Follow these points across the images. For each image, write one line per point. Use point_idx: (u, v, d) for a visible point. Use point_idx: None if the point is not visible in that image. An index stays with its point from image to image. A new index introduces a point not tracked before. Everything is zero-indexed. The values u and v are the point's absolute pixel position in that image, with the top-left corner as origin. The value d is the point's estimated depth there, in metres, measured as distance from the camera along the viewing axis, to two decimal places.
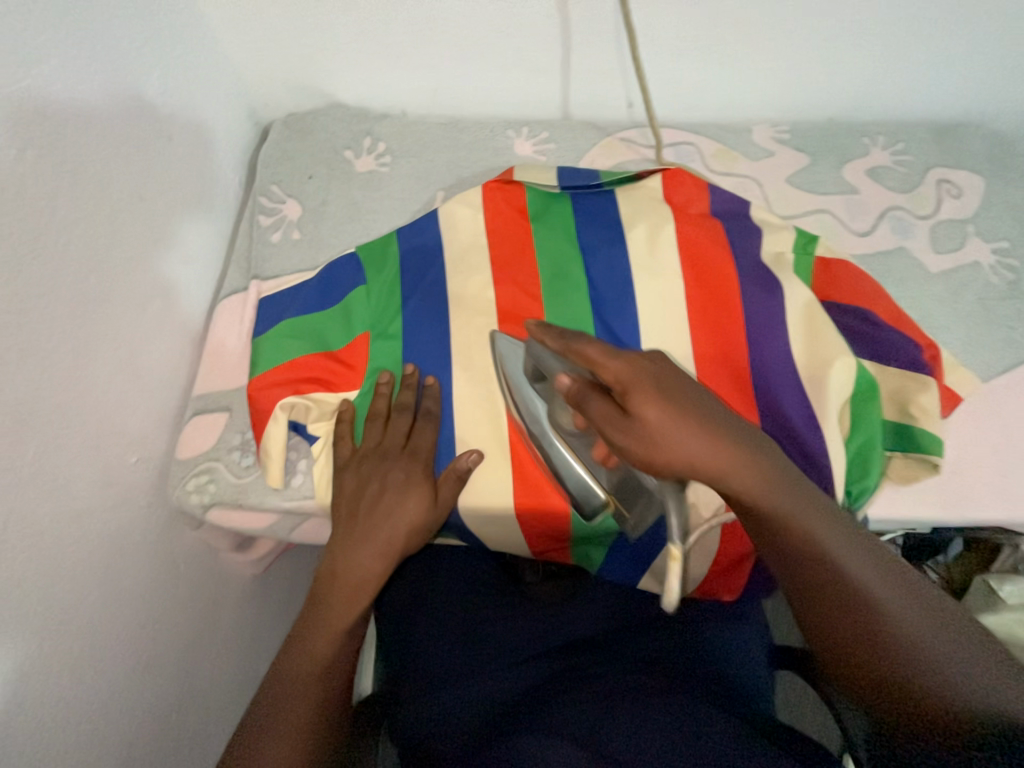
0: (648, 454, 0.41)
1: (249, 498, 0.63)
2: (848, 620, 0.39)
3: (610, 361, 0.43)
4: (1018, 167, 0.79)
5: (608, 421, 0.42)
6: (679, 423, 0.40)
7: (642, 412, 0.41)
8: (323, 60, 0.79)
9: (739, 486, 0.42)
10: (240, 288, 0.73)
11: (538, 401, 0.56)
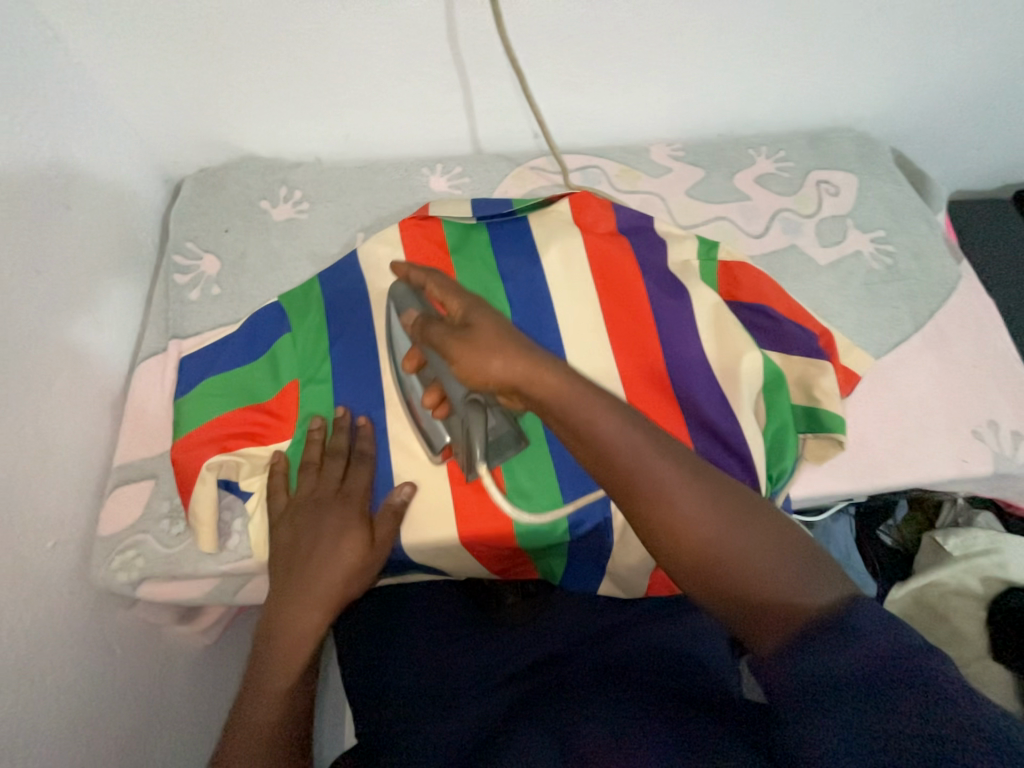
0: (461, 362, 0.44)
1: (183, 567, 0.61)
2: (695, 550, 0.42)
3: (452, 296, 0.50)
4: (884, 163, 0.88)
5: (434, 338, 0.47)
6: (495, 333, 0.44)
7: (475, 325, 0.45)
8: (230, 115, 0.80)
9: (576, 418, 0.42)
10: (159, 349, 0.71)
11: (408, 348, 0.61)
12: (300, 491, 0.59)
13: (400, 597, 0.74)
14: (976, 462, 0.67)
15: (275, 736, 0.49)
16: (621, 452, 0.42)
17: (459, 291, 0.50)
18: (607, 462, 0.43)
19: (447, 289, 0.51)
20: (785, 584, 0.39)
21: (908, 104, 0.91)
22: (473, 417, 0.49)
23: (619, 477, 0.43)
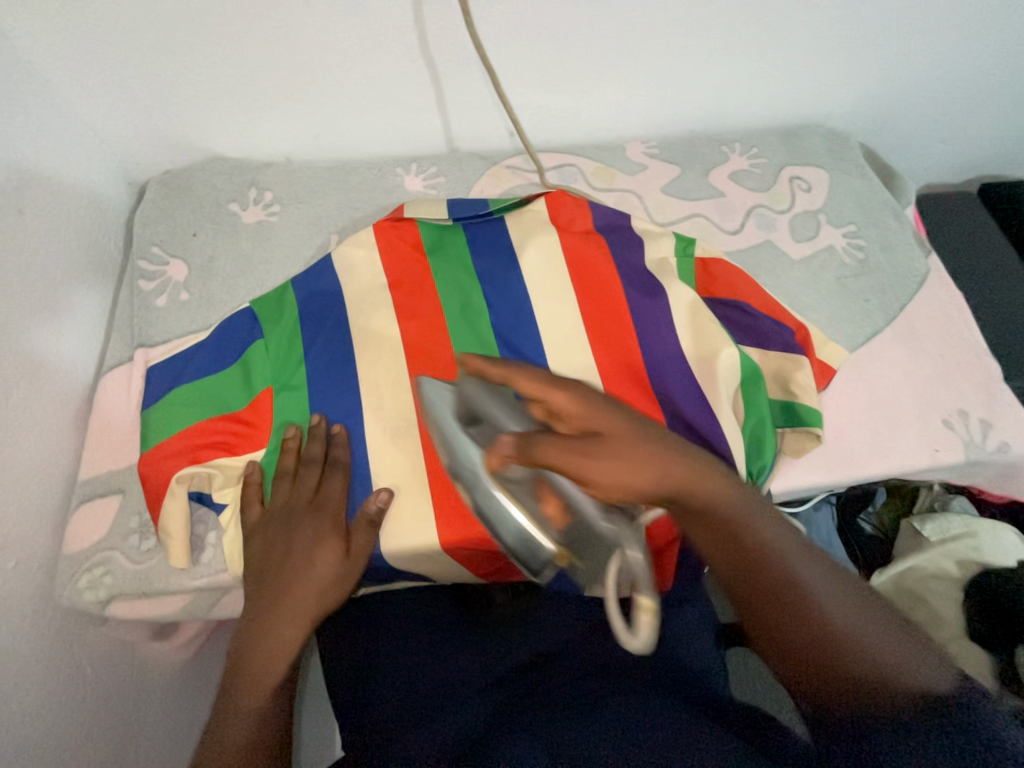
0: (603, 480, 0.40)
1: (155, 584, 0.59)
2: (786, 617, 0.41)
3: (558, 393, 0.42)
4: (854, 159, 0.90)
5: (562, 463, 0.39)
6: (631, 445, 0.41)
7: (609, 431, 0.41)
8: (194, 116, 0.78)
9: (701, 498, 0.43)
10: (125, 359, 0.69)
11: (469, 446, 0.46)
12: (275, 501, 0.58)
13: (385, 604, 0.73)
14: (947, 450, 0.68)
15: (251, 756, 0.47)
16: (737, 520, 0.43)
17: (571, 388, 0.42)
18: (712, 523, 0.43)
19: (551, 384, 0.42)
20: (881, 665, 0.38)
21: (875, 100, 0.93)
22: (625, 538, 0.43)
23: (721, 538, 0.43)
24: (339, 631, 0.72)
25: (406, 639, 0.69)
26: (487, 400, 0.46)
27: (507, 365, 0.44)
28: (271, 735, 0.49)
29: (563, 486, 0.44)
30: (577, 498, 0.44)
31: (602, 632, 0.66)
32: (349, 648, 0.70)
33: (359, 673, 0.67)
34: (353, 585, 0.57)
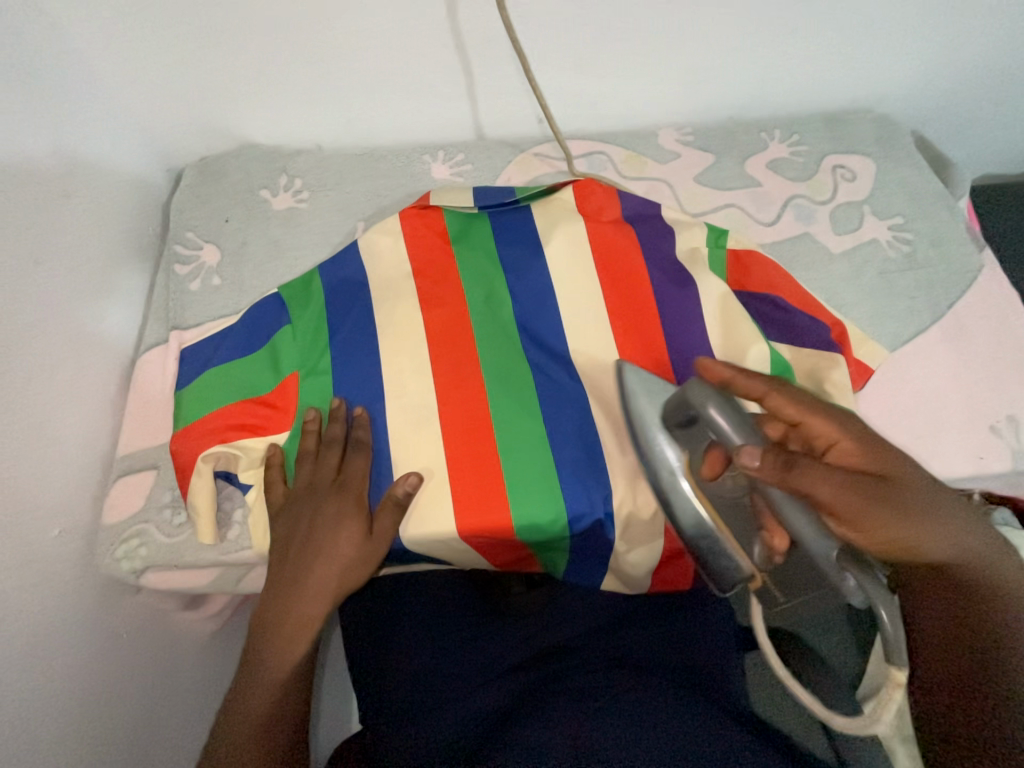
0: (869, 525, 0.44)
1: (184, 558, 0.61)
2: (992, 665, 0.44)
3: (819, 422, 0.48)
4: (904, 146, 0.84)
5: (824, 494, 0.44)
6: (921, 490, 0.45)
7: (881, 476, 0.45)
8: (228, 102, 0.79)
9: (934, 554, 0.45)
10: (160, 340, 0.71)
11: (670, 451, 0.54)
12: (298, 481, 0.60)
13: (406, 583, 0.72)
14: (992, 458, 0.65)
15: (274, 723, 0.51)
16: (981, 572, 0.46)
17: (836, 422, 0.48)
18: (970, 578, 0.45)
19: (809, 413, 0.49)
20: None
21: (930, 84, 0.87)
22: (870, 584, 0.44)
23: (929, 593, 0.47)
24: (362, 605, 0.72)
25: (428, 620, 0.70)
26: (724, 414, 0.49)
27: (761, 378, 0.51)
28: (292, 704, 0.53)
29: (782, 506, 0.46)
30: (808, 530, 0.45)
31: (624, 625, 0.67)
32: (369, 622, 0.71)
33: (378, 648, 0.69)
34: (374, 567, 0.58)
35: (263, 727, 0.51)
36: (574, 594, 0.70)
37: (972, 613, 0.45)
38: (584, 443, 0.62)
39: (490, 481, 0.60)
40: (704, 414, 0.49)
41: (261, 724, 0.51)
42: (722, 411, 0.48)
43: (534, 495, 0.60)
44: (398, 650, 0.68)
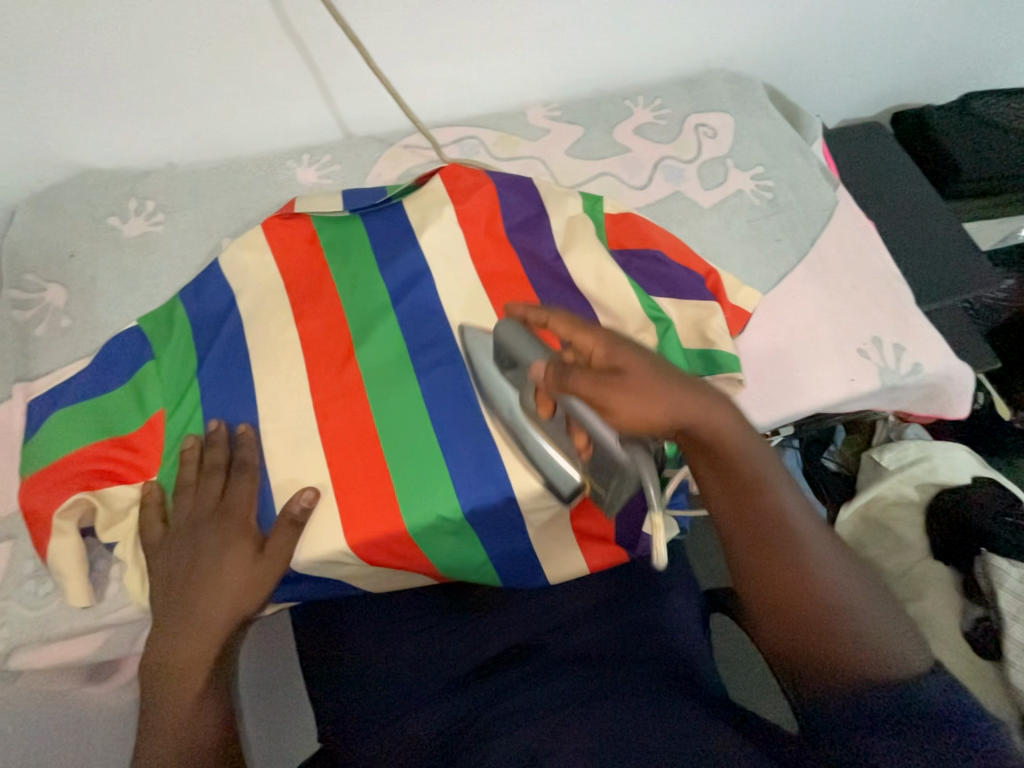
0: (624, 409, 0.46)
1: (56, 630, 0.56)
2: (804, 618, 0.44)
3: (582, 332, 0.50)
4: (757, 100, 0.88)
5: (587, 390, 0.47)
6: (653, 372, 0.47)
7: (629, 363, 0.48)
8: (51, 127, 0.72)
9: (705, 438, 0.47)
10: (4, 397, 0.64)
11: (511, 392, 0.57)
12: (178, 515, 0.55)
13: (396, 606, 0.73)
14: (862, 379, 0.69)
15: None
16: (742, 466, 0.47)
17: (594, 330, 0.50)
18: (727, 477, 0.47)
19: (575, 326, 0.51)
20: (882, 671, 0.41)
21: (774, 36, 0.92)
22: (639, 454, 0.48)
23: (724, 498, 0.48)
24: (311, 627, 0.75)
25: (411, 641, 0.70)
26: (518, 344, 0.54)
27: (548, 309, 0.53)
28: (210, 747, 0.48)
29: (579, 414, 0.49)
30: (595, 429, 0.48)
31: (586, 621, 0.69)
32: (319, 646, 0.73)
33: (334, 669, 0.71)
34: (272, 589, 0.55)
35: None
36: (537, 602, 0.72)
37: (774, 561, 0.46)
38: (480, 434, 0.61)
39: (387, 487, 0.58)
40: (513, 350, 0.54)
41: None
42: (520, 343, 0.54)
43: (433, 493, 0.58)
44: (378, 669, 0.69)
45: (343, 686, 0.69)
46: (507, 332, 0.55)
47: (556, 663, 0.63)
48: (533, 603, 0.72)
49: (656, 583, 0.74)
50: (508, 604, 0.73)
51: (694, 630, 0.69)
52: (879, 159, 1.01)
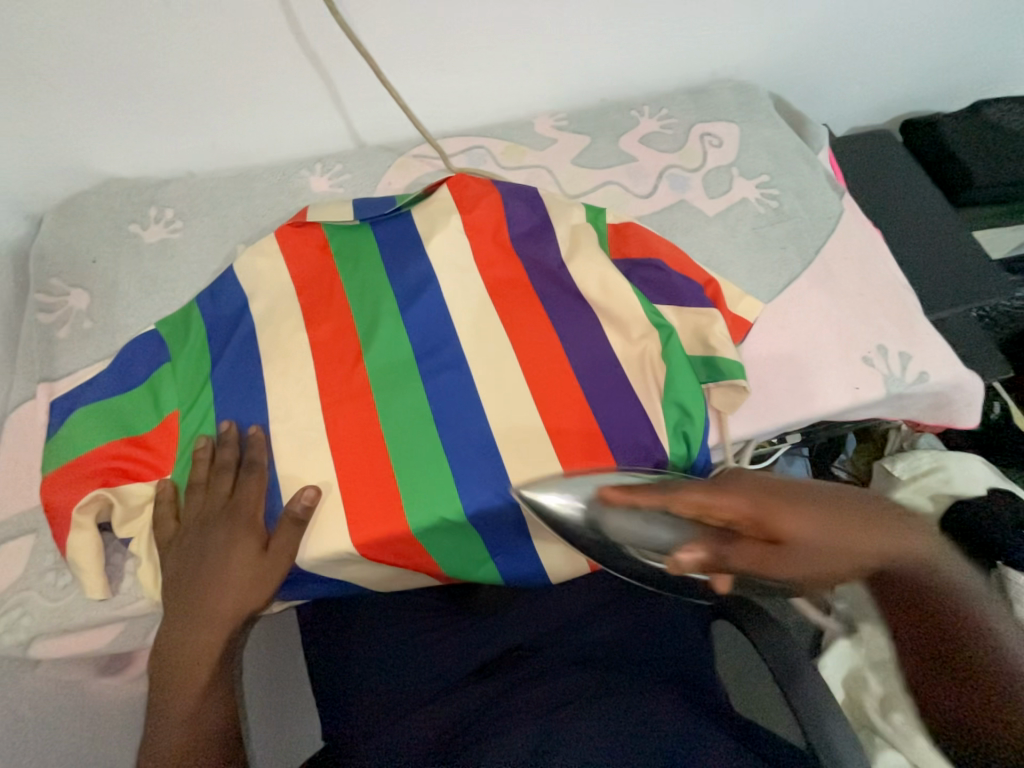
0: (796, 571, 0.44)
1: (73, 620, 0.58)
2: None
3: (723, 499, 0.44)
4: (763, 109, 0.89)
5: (751, 561, 0.44)
6: (823, 531, 0.43)
7: (784, 525, 0.43)
8: (79, 139, 0.75)
9: (876, 561, 0.44)
10: (29, 395, 0.67)
11: (633, 555, 0.48)
12: (188, 514, 0.57)
13: (399, 605, 0.75)
14: (867, 387, 0.69)
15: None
16: (918, 573, 0.44)
17: (732, 497, 0.44)
18: (911, 590, 0.44)
19: (711, 496, 0.44)
20: None
21: (780, 46, 0.92)
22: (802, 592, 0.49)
23: (910, 613, 0.43)
24: (320, 624, 0.76)
25: (413, 641, 0.71)
26: (638, 529, 0.46)
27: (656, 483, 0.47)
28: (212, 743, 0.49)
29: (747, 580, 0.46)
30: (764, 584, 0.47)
31: (587, 624, 0.70)
32: (325, 641, 0.75)
33: (337, 663, 0.72)
34: (276, 585, 0.57)
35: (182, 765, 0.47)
36: (539, 604, 0.73)
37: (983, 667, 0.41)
38: (483, 437, 0.62)
39: (391, 488, 0.60)
40: (625, 538, 0.47)
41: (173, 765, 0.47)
42: (638, 522, 0.46)
43: (436, 495, 0.59)
44: (381, 667, 0.70)
45: (344, 683, 0.71)
46: (612, 516, 0.47)
47: (556, 666, 0.63)
48: (536, 606, 0.73)
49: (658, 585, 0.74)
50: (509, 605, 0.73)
51: (693, 636, 0.70)
52: (888, 167, 1.01)
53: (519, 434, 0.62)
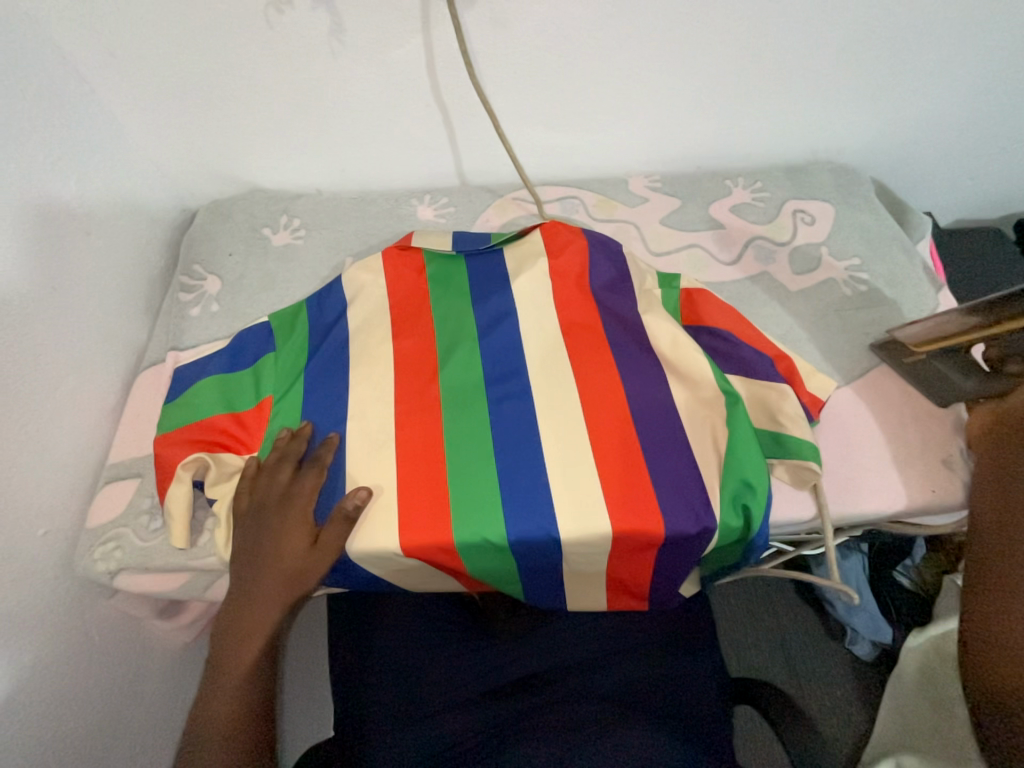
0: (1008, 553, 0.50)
1: (154, 562, 0.65)
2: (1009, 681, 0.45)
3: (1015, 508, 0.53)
4: (862, 194, 0.89)
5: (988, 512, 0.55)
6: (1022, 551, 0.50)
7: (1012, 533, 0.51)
8: (238, 153, 0.89)
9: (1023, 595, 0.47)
10: (157, 359, 0.79)
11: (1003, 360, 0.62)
12: (253, 496, 0.64)
13: (424, 606, 0.79)
14: (944, 493, 0.65)
15: (240, 732, 0.57)
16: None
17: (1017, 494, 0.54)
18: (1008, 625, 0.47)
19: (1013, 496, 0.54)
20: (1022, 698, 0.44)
21: (887, 135, 0.93)
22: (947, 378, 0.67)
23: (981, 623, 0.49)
24: (343, 618, 0.80)
25: (435, 645, 0.76)
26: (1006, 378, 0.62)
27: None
28: (259, 704, 0.59)
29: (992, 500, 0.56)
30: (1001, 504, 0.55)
31: (602, 666, 0.72)
32: (347, 632, 0.79)
33: (358, 654, 0.77)
34: (321, 576, 0.62)
35: (234, 719, 0.58)
36: (558, 635, 0.76)
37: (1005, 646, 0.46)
38: (536, 468, 0.65)
39: (444, 500, 0.63)
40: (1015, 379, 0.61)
41: (228, 720, 0.57)
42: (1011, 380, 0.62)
43: (483, 515, 0.62)
44: (404, 660, 0.75)
45: (361, 673, 0.75)
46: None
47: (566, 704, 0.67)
48: (554, 637, 0.76)
49: (683, 642, 0.74)
50: (526, 633, 0.76)
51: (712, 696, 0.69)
52: (991, 266, 0.97)
53: (569, 473, 0.64)
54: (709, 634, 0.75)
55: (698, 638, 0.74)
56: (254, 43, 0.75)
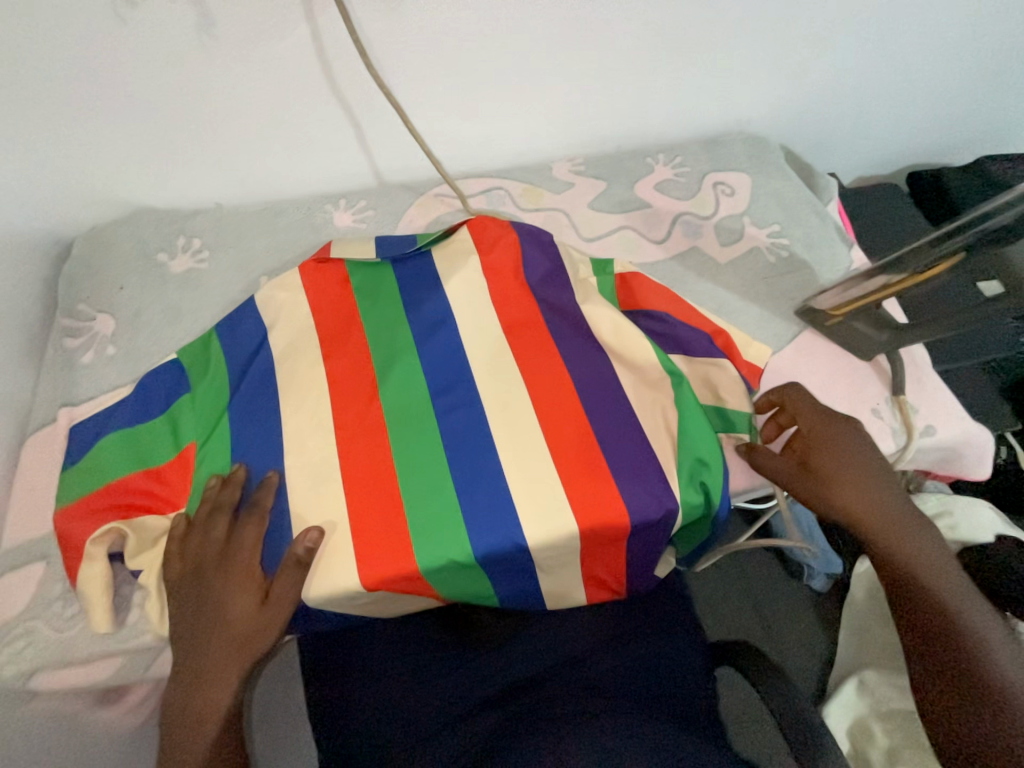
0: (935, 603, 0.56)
1: (77, 652, 0.57)
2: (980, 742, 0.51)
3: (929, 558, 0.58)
4: (773, 160, 0.92)
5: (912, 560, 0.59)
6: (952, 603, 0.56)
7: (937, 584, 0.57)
8: (114, 171, 0.78)
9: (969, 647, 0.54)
10: (49, 419, 0.69)
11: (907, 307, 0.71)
12: (187, 559, 0.57)
13: (405, 630, 0.76)
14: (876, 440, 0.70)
15: None
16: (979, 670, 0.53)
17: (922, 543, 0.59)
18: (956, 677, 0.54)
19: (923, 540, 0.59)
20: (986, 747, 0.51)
21: (788, 103, 0.96)
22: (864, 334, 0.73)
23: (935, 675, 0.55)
24: (315, 661, 0.77)
25: (415, 667, 0.73)
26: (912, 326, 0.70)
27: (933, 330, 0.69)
28: None
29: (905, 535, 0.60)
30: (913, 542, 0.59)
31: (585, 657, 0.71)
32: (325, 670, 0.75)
33: (337, 691, 0.73)
34: (280, 630, 0.57)
35: None
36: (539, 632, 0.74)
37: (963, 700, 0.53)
38: (494, 476, 0.62)
39: (400, 526, 0.60)
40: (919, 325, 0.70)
41: None
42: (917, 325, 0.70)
43: (444, 534, 0.59)
44: (383, 688, 0.72)
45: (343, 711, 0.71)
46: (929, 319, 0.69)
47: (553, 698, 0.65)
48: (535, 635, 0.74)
49: (660, 620, 0.75)
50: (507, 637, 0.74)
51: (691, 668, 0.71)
52: (891, 217, 1.04)
53: (528, 476, 0.62)
54: (682, 609, 0.77)
55: (673, 615, 0.76)
56: (107, 44, 0.65)
